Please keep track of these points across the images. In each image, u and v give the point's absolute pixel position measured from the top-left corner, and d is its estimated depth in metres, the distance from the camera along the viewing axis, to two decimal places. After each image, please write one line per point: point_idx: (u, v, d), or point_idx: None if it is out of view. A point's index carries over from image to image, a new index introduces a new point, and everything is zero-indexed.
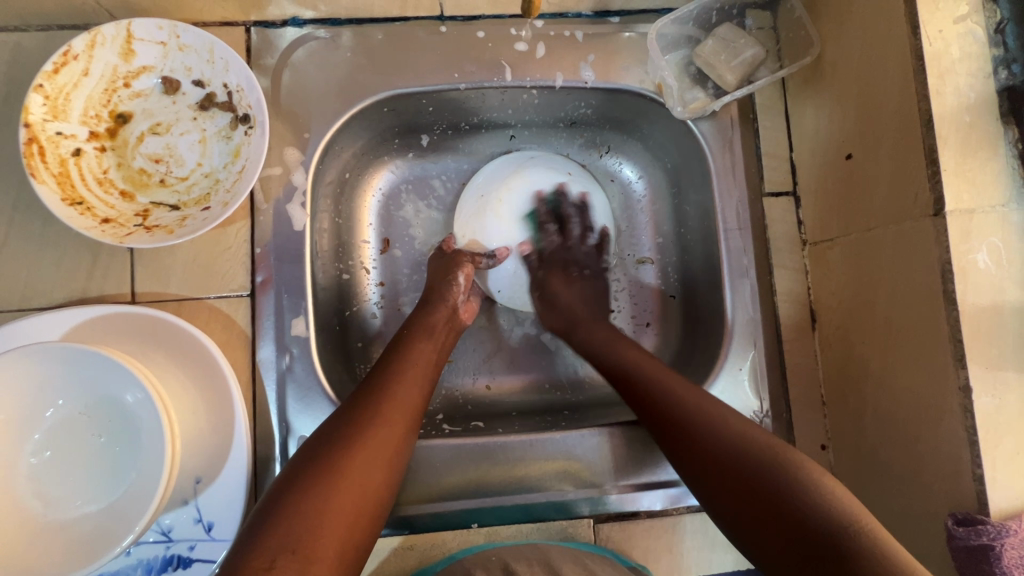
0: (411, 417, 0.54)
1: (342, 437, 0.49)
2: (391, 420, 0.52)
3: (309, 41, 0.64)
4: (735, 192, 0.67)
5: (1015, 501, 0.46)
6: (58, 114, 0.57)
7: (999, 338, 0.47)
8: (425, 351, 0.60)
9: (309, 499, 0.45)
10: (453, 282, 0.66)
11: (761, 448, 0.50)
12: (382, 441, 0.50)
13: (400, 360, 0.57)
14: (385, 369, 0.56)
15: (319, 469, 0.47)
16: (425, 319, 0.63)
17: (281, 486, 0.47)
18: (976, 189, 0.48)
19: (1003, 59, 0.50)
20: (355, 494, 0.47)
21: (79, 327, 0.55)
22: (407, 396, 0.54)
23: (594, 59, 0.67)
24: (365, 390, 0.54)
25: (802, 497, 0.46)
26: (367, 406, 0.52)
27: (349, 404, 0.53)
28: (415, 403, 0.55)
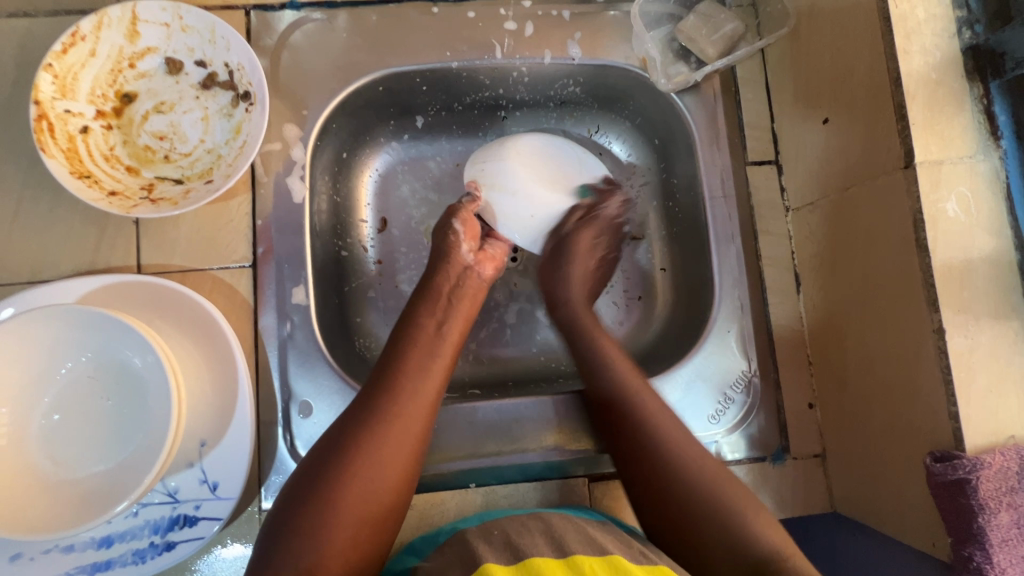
0: (424, 404, 0.54)
1: (354, 430, 0.51)
2: (402, 408, 0.53)
3: (306, 23, 0.67)
4: (719, 162, 0.69)
5: (989, 437, 0.48)
6: (66, 92, 0.59)
7: (969, 282, 0.49)
8: (435, 332, 0.60)
9: (324, 497, 0.47)
10: (452, 231, 0.67)
11: (740, 519, 0.51)
12: (395, 430, 0.51)
13: (408, 345, 0.57)
14: (395, 355, 0.57)
15: (331, 467, 0.49)
16: (434, 291, 0.63)
17: (300, 481, 0.49)
18: (944, 142, 0.51)
19: (966, 20, 0.52)
20: (369, 487, 0.49)
21: (88, 295, 0.57)
22: (418, 382, 0.55)
23: (580, 36, 0.69)
24: (376, 378, 0.55)
25: (780, 561, 0.48)
26: (377, 396, 0.53)
27: (362, 393, 0.54)
28: (428, 389, 0.55)
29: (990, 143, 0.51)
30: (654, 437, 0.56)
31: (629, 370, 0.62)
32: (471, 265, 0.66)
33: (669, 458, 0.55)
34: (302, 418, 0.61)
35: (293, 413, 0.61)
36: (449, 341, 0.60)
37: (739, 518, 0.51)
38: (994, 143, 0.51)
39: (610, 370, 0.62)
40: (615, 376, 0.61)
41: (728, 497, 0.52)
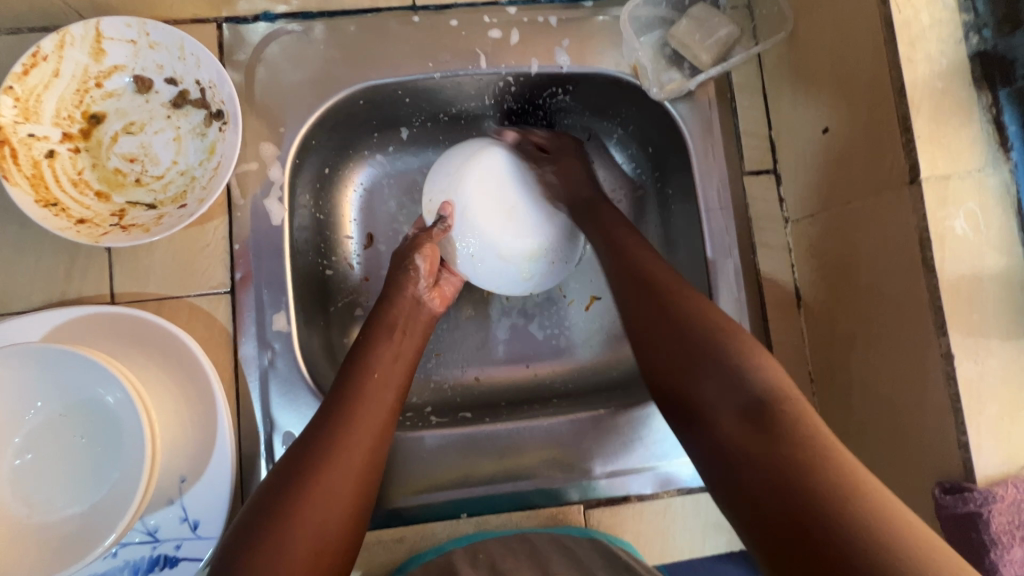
0: (375, 439, 0.51)
1: (303, 468, 0.47)
2: (354, 440, 0.50)
3: (281, 36, 0.64)
4: (715, 172, 0.67)
5: (1002, 467, 0.45)
6: (30, 116, 0.56)
7: (979, 303, 0.47)
8: (390, 358, 0.57)
9: (273, 526, 0.44)
10: (412, 266, 0.63)
11: (796, 423, 0.41)
12: (346, 466, 0.48)
13: (362, 373, 0.54)
14: (346, 384, 0.53)
15: (292, 482, 0.46)
16: (392, 316, 0.61)
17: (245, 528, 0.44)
18: (951, 156, 0.48)
19: (973, 24, 0.49)
20: (331, 491, 0.47)
21: (57, 328, 0.55)
22: (372, 414, 0.52)
23: (568, 43, 0.66)
24: (326, 411, 0.51)
25: (777, 399, 0.42)
26: (330, 430, 0.50)
27: (313, 428, 0.50)
28: (380, 420, 0.52)
29: (1000, 155, 0.48)
30: (716, 349, 0.47)
31: (700, 304, 0.51)
32: (424, 298, 0.63)
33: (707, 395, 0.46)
34: (287, 450, 0.59)
35: (276, 446, 0.59)
36: (402, 368, 0.57)
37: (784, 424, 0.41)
38: (1004, 155, 0.48)
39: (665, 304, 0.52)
40: (639, 330, 0.53)
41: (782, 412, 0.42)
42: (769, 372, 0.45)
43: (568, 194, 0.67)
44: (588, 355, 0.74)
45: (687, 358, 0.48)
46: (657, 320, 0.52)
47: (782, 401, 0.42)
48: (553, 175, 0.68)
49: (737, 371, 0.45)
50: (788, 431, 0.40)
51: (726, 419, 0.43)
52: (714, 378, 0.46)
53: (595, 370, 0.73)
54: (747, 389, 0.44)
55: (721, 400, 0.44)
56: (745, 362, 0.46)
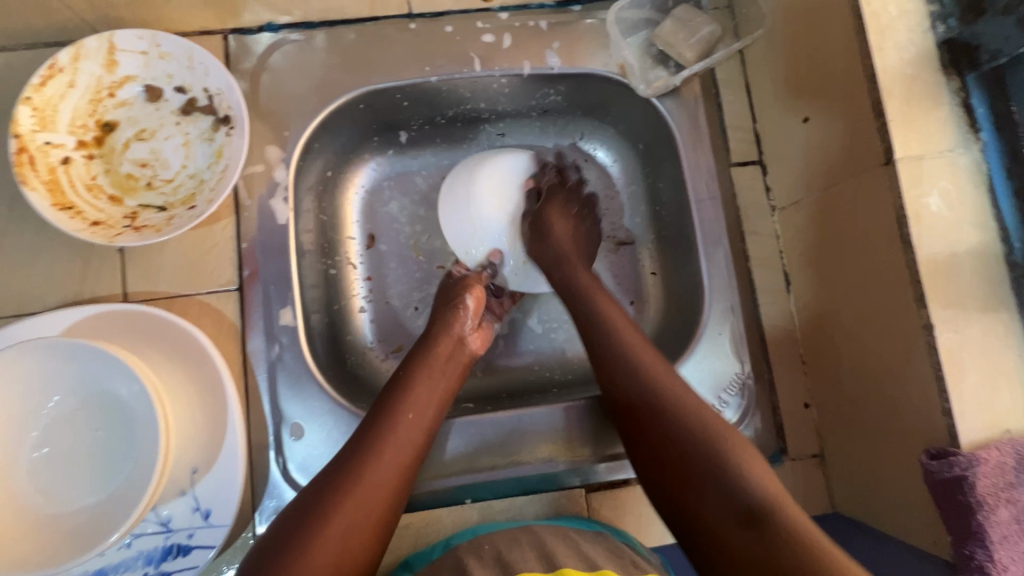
0: (397, 480, 0.52)
1: (323, 505, 0.48)
2: (376, 480, 0.50)
3: (284, 45, 0.67)
4: (703, 164, 0.69)
5: (984, 431, 0.47)
6: (47, 124, 0.59)
7: (957, 276, 0.49)
8: (423, 397, 0.57)
9: (293, 551, 0.45)
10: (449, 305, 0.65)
11: (743, 468, 0.46)
12: (365, 505, 0.49)
13: (393, 413, 0.55)
14: (375, 424, 0.54)
15: (318, 509, 0.48)
16: (432, 355, 0.61)
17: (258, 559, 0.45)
18: (923, 137, 0.50)
19: (939, 14, 0.52)
20: (351, 523, 0.48)
21: (73, 326, 0.57)
22: (397, 453, 0.52)
23: (558, 46, 0.69)
24: (354, 449, 0.52)
25: (770, 511, 0.43)
26: (354, 470, 0.50)
27: (339, 463, 0.51)
28: (404, 461, 0.53)
29: (970, 135, 0.51)
30: (688, 418, 0.51)
31: (676, 382, 0.54)
32: (468, 337, 0.64)
33: (689, 425, 0.50)
34: (294, 441, 0.61)
35: (285, 437, 0.61)
36: (434, 407, 0.57)
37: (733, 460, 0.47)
38: (974, 135, 0.51)
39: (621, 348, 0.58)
40: (634, 367, 0.56)
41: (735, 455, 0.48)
42: (764, 480, 0.46)
43: (571, 243, 0.68)
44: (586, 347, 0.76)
45: (664, 421, 0.51)
46: (631, 386, 0.55)
47: (771, 511, 0.43)
48: (555, 225, 0.69)
49: (693, 428, 0.50)
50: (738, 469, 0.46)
51: (709, 516, 0.45)
52: (676, 433, 0.50)
53: None
54: (718, 452, 0.48)
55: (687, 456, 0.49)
56: (703, 428, 0.50)
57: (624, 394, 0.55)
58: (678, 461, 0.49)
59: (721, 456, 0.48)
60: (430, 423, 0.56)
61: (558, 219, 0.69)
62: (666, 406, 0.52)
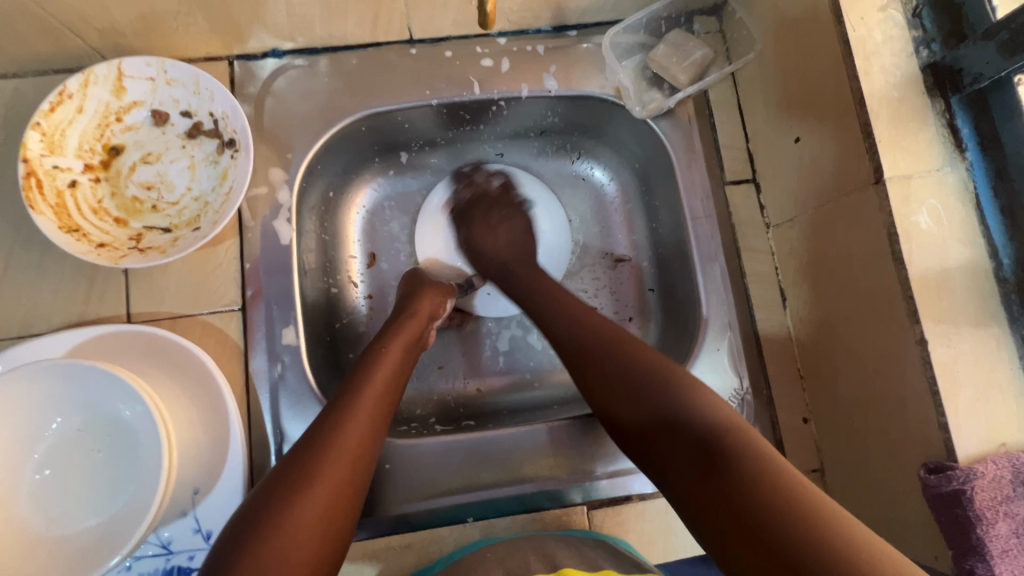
0: (371, 431, 0.53)
1: (305, 458, 0.48)
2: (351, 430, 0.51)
3: (289, 70, 0.69)
4: (698, 183, 0.71)
5: (980, 444, 0.48)
6: (54, 149, 0.60)
7: (948, 291, 0.50)
8: (390, 359, 0.60)
9: (271, 515, 0.44)
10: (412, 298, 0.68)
11: (701, 414, 0.48)
12: (344, 455, 0.49)
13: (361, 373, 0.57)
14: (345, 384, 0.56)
15: (294, 473, 0.47)
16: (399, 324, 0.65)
17: (240, 523, 0.44)
18: (911, 157, 0.52)
19: (922, 40, 0.54)
20: (331, 488, 0.47)
21: (77, 347, 0.57)
22: (368, 405, 0.54)
23: (555, 69, 0.71)
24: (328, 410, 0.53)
25: (724, 452, 0.44)
26: (330, 424, 0.51)
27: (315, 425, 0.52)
28: (375, 413, 0.54)
29: (956, 155, 0.52)
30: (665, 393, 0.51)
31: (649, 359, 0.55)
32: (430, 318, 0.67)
33: (653, 384, 0.52)
34: None
35: (287, 457, 0.61)
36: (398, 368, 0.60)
37: (691, 411, 0.49)
38: (960, 155, 0.52)
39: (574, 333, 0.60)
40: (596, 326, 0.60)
41: (701, 407, 0.49)
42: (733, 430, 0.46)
43: (507, 251, 0.73)
44: None
45: (651, 400, 0.51)
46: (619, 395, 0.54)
47: (724, 449, 0.45)
48: (491, 239, 0.75)
49: (659, 387, 0.52)
50: (701, 417, 0.48)
51: (675, 468, 0.47)
52: (653, 404, 0.51)
53: None
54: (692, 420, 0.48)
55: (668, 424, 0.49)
56: (674, 385, 0.51)
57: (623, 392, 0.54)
58: (652, 419, 0.51)
59: (689, 407, 0.49)
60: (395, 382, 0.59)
61: (494, 236, 0.75)
62: (648, 379, 0.53)
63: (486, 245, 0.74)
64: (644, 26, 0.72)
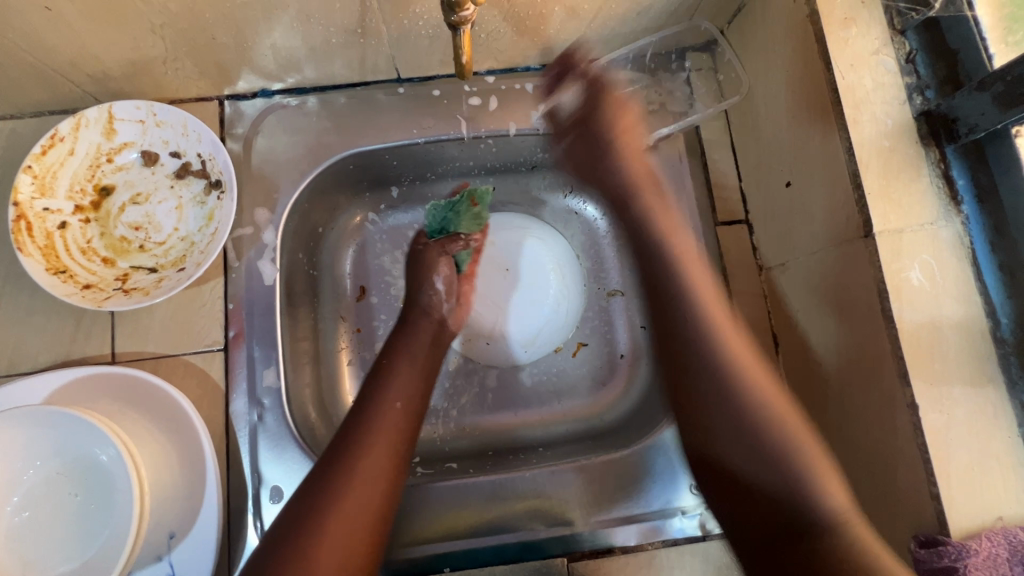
0: (393, 466, 0.53)
1: (323, 494, 0.49)
2: (372, 471, 0.51)
3: (278, 110, 0.69)
4: (689, 223, 0.69)
5: (975, 518, 0.45)
6: (45, 191, 0.62)
7: (942, 353, 0.48)
8: (405, 387, 0.59)
9: (316, 513, 0.48)
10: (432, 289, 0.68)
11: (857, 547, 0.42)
12: (366, 493, 0.50)
13: (378, 405, 0.56)
14: (359, 415, 0.55)
15: (333, 470, 0.51)
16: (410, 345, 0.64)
17: (285, 520, 0.48)
18: (902, 210, 0.50)
19: (916, 86, 0.52)
20: (367, 486, 0.51)
21: (60, 389, 0.58)
22: (388, 440, 0.54)
23: (543, 107, 0.71)
24: (340, 440, 0.53)
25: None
26: (344, 457, 0.51)
27: (326, 455, 0.53)
28: (395, 449, 0.54)
29: (951, 208, 0.50)
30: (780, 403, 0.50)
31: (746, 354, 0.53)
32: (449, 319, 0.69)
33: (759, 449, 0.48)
34: (273, 503, 0.60)
35: (264, 500, 0.60)
36: (417, 396, 0.59)
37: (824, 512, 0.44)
38: (955, 208, 0.50)
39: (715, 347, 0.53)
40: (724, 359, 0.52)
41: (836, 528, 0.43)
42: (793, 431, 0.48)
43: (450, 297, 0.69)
44: (575, 402, 0.75)
45: (713, 394, 0.51)
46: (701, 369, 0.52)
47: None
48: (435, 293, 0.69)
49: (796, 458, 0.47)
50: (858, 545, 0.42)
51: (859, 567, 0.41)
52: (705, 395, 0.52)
53: (583, 417, 0.75)
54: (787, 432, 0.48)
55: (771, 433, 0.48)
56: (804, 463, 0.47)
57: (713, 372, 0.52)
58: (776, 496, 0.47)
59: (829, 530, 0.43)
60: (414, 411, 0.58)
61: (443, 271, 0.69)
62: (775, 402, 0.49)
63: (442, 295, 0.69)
64: (629, 60, 0.71)
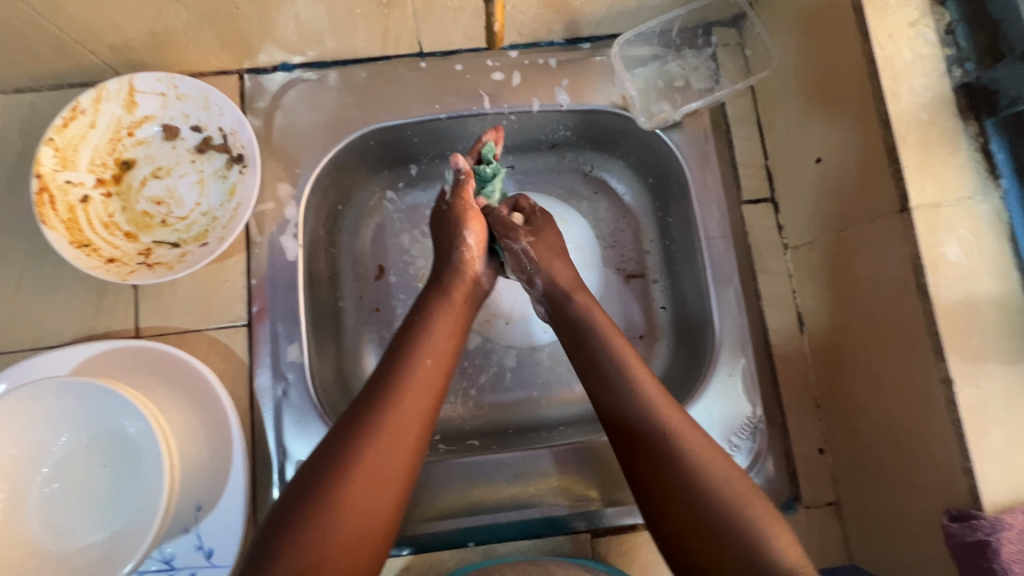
0: (423, 421, 0.51)
1: (355, 442, 0.48)
2: (401, 426, 0.50)
3: (299, 84, 0.68)
4: (713, 201, 0.68)
5: (1010, 493, 0.45)
6: (67, 164, 0.61)
7: (978, 329, 0.47)
8: (440, 343, 0.56)
9: (332, 479, 0.46)
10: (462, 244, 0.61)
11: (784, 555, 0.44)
12: (394, 449, 0.49)
13: (412, 359, 0.54)
14: (394, 372, 0.53)
15: (351, 437, 0.48)
16: (438, 297, 0.60)
17: (301, 484, 0.47)
18: (940, 184, 0.49)
19: (955, 58, 0.51)
20: (387, 457, 0.48)
21: (85, 362, 0.58)
22: (421, 396, 0.52)
23: (567, 83, 0.69)
24: (374, 390, 0.51)
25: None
26: (373, 411, 0.50)
27: (356, 405, 0.51)
28: (425, 404, 0.52)
29: (989, 182, 0.49)
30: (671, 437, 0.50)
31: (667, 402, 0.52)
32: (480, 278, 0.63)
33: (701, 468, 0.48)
34: None
35: (289, 474, 0.60)
36: (450, 350, 0.57)
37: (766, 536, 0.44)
38: (993, 182, 0.49)
39: (638, 393, 0.53)
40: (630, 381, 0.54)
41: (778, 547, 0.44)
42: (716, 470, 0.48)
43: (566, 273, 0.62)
44: None
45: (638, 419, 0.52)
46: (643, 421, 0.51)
47: None
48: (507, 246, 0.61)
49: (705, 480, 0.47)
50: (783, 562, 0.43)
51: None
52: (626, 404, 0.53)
53: None
54: (693, 479, 0.47)
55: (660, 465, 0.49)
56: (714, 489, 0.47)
57: (616, 414, 0.53)
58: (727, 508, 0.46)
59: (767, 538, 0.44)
60: (447, 366, 0.56)
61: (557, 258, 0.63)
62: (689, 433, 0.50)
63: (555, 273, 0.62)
64: (647, 41, 0.71)
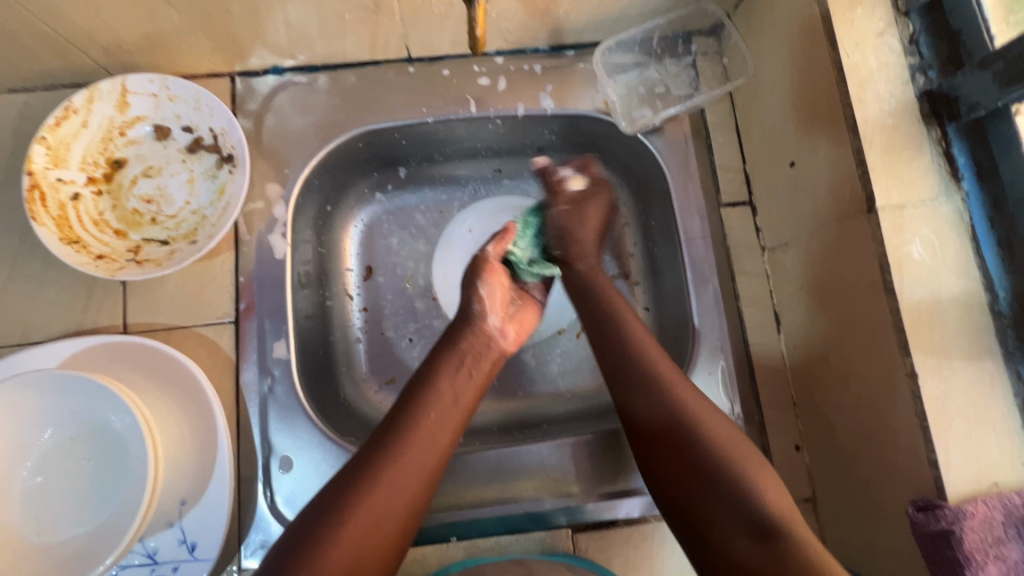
0: (432, 469, 0.52)
1: (363, 488, 0.49)
2: (410, 474, 0.50)
3: (289, 87, 0.70)
4: (694, 204, 0.70)
5: (972, 484, 0.47)
6: (59, 162, 0.62)
7: (942, 325, 0.49)
8: (455, 391, 0.56)
9: (337, 519, 0.47)
10: (476, 296, 0.63)
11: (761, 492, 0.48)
12: (388, 508, 0.48)
13: (422, 407, 0.54)
14: (409, 416, 0.54)
15: (363, 481, 0.49)
16: (456, 353, 0.59)
17: (309, 518, 0.48)
18: (905, 186, 0.51)
19: (919, 66, 0.53)
20: (393, 498, 0.49)
21: (73, 356, 0.59)
22: (431, 446, 0.52)
23: (551, 88, 0.72)
24: (387, 440, 0.52)
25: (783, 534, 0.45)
26: (383, 462, 0.50)
27: (369, 452, 0.52)
28: (428, 467, 0.52)
29: (951, 185, 0.51)
30: (725, 464, 0.49)
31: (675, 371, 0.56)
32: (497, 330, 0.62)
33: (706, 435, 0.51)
34: (283, 473, 0.61)
35: (273, 468, 0.61)
36: (461, 412, 0.56)
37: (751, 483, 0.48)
38: (955, 185, 0.51)
39: (642, 367, 0.56)
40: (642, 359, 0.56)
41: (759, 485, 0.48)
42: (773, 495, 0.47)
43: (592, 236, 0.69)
44: (578, 382, 0.76)
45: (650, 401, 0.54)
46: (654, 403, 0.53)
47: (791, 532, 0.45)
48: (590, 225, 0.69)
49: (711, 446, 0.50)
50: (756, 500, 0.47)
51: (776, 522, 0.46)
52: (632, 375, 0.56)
53: (587, 396, 0.75)
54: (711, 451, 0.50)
55: (697, 470, 0.49)
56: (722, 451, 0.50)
57: (630, 401, 0.55)
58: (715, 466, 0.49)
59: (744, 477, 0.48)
60: (456, 426, 0.55)
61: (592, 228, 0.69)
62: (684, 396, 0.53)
63: (580, 239, 0.68)
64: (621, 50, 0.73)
